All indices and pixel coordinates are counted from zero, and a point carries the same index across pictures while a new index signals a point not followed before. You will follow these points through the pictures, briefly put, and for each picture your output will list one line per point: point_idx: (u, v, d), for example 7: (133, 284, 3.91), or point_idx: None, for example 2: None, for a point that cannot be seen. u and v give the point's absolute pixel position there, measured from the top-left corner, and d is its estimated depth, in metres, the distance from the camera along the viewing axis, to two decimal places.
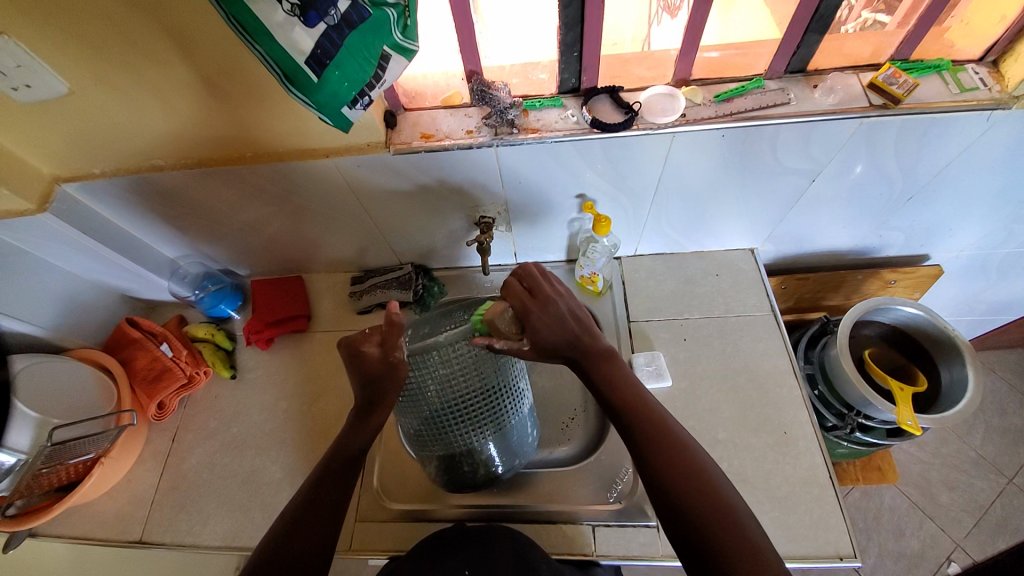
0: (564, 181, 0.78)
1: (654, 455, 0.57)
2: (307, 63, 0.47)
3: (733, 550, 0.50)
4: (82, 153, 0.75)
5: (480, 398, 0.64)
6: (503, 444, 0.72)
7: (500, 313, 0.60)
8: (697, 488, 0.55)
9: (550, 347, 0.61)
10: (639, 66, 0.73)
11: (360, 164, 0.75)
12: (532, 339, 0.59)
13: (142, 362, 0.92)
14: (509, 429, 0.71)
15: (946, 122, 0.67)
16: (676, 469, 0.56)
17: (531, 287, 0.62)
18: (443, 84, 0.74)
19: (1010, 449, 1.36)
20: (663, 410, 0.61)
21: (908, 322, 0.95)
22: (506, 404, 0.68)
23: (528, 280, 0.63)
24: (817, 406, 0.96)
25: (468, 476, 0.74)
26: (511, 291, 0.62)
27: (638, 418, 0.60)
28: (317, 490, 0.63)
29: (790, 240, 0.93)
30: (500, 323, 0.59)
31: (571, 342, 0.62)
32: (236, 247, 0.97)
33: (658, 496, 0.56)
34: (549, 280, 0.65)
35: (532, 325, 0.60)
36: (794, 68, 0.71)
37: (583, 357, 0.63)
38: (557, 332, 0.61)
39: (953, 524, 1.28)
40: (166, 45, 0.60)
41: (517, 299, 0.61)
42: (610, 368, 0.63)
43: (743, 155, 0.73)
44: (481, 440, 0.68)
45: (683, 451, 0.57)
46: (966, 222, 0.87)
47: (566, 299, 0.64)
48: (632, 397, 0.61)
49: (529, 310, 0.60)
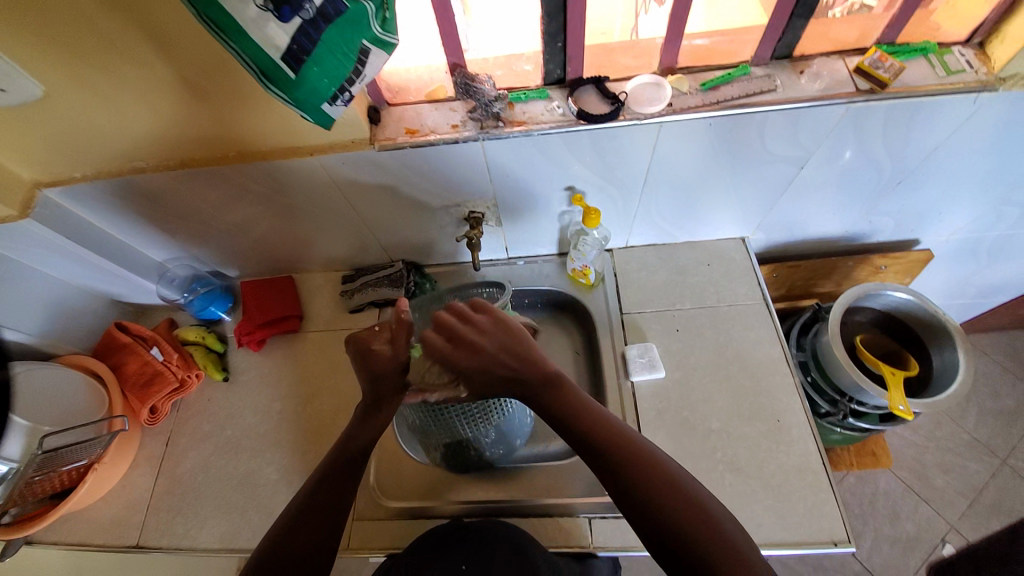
0: (552, 174, 0.77)
1: (630, 472, 0.56)
2: (283, 59, 0.46)
3: (717, 556, 0.51)
4: (62, 156, 0.73)
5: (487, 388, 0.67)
6: (510, 429, 0.75)
7: (427, 369, 0.65)
8: (678, 500, 0.54)
9: (487, 386, 0.60)
10: (625, 56, 0.72)
11: (346, 161, 0.74)
12: (465, 388, 0.61)
13: (133, 366, 0.91)
14: (514, 414, 0.74)
15: (932, 106, 0.67)
16: (654, 484, 0.55)
17: (451, 336, 0.60)
18: (426, 78, 0.73)
19: (1002, 431, 1.38)
20: (629, 428, 0.60)
21: (898, 308, 0.95)
22: (510, 390, 0.71)
23: (446, 329, 0.60)
24: (811, 393, 0.97)
25: (478, 461, 0.77)
26: (429, 347, 0.60)
27: (606, 441, 0.59)
28: (319, 490, 0.62)
29: (780, 228, 0.93)
30: (430, 377, 0.64)
31: (508, 380, 0.60)
32: (224, 249, 0.96)
33: (639, 513, 0.55)
34: (475, 315, 0.61)
35: (459, 377, 0.60)
36: (781, 53, 0.71)
37: (528, 387, 0.61)
38: (489, 374, 0.59)
39: (947, 506, 1.30)
40: (142, 46, 0.59)
41: (437, 354, 0.59)
42: (559, 399, 0.60)
43: (731, 143, 0.73)
44: (490, 427, 0.71)
45: (659, 465, 0.57)
46: (954, 206, 0.87)
47: (494, 334, 0.60)
48: (598, 422, 0.60)
49: (455, 363, 0.59)
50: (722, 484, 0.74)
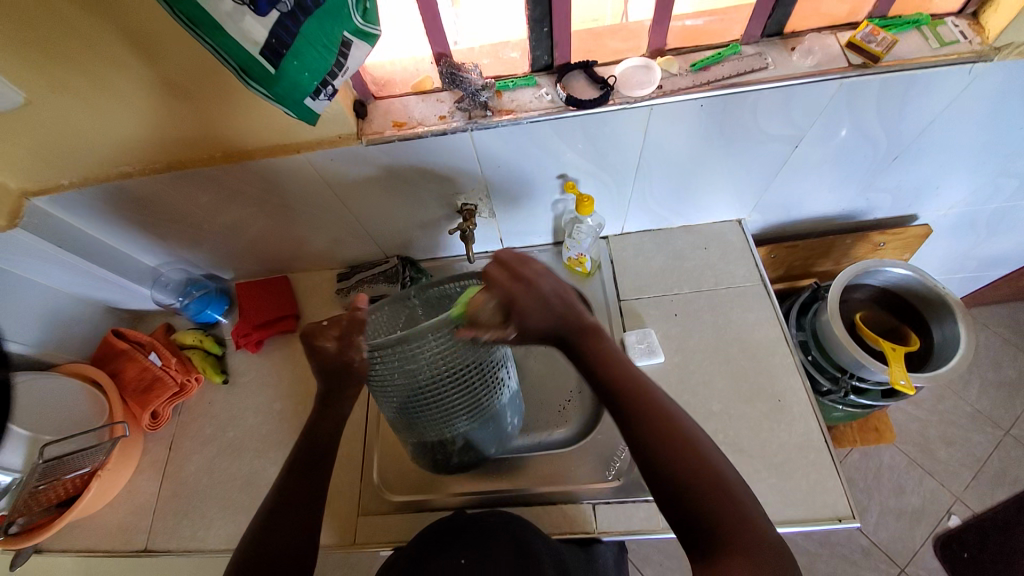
0: (543, 162, 0.77)
1: (648, 435, 0.55)
2: (262, 53, 0.45)
3: (724, 525, 0.51)
4: (48, 165, 0.73)
5: (462, 391, 0.62)
6: (483, 433, 0.72)
7: (483, 304, 0.56)
8: (693, 466, 0.53)
9: (538, 328, 0.59)
10: (613, 39, 0.71)
11: (334, 157, 0.73)
12: (518, 327, 0.58)
13: (132, 373, 0.90)
14: (488, 420, 0.71)
15: (928, 78, 0.66)
16: (668, 448, 0.54)
17: (512, 272, 0.60)
18: (412, 69, 0.72)
19: (1005, 402, 1.38)
20: (652, 383, 0.59)
21: (897, 283, 0.95)
22: (487, 397, 0.68)
23: (507, 267, 0.60)
24: (811, 371, 0.97)
25: (444, 458, 0.74)
26: (490, 280, 0.59)
27: (624, 397, 0.58)
28: (305, 486, 0.62)
29: (777, 209, 0.93)
30: (484, 314, 0.56)
31: (556, 324, 0.60)
32: (218, 252, 0.95)
33: (653, 478, 0.54)
34: (529, 261, 0.62)
35: (517, 315, 0.57)
36: (771, 31, 0.69)
37: (572, 334, 0.60)
38: (544, 314, 0.59)
39: (951, 478, 1.31)
40: (119, 47, 0.58)
41: (500, 288, 0.58)
42: (599, 344, 0.60)
43: (723, 124, 0.71)
44: (455, 429, 0.68)
45: (669, 423, 0.56)
46: (953, 178, 0.86)
47: (550, 278, 0.61)
48: (620, 377, 0.58)
49: (515, 297, 0.58)
50: None
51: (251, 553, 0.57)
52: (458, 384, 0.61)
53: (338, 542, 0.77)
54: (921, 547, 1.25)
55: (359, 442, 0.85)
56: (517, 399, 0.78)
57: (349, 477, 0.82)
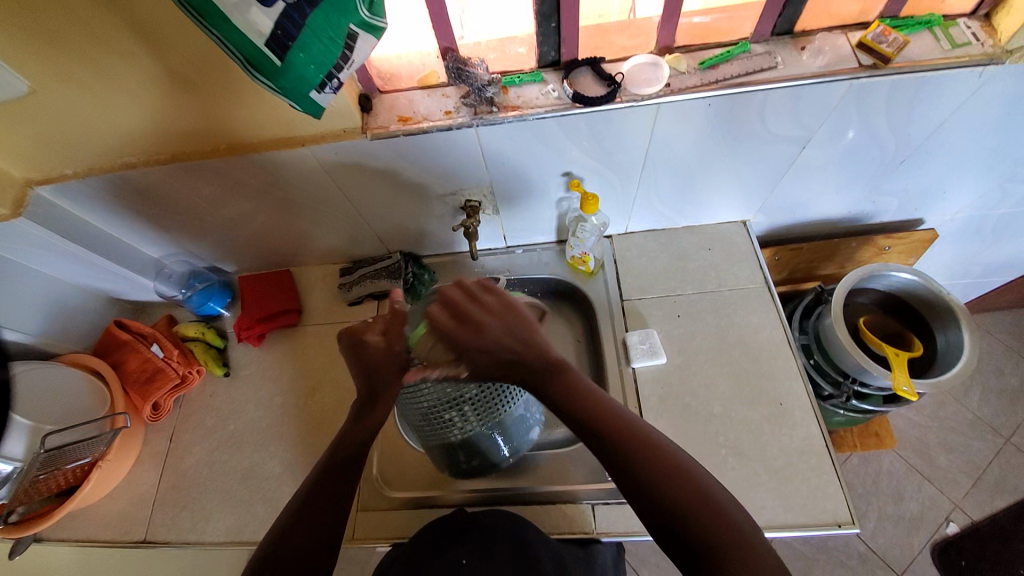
0: (549, 160, 0.76)
1: (635, 459, 0.55)
2: (267, 45, 0.44)
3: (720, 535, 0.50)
4: (53, 154, 0.73)
5: (425, 411, 0.67)
6: (456, 456, 0.72)
7: (428, 344, 0.63)
8: (682, 484, 0.53)
9: (488, 369, 0.61)
10: (621, 36, 0.70)
11: (339, 152, 0.73)
12: (466, 367, 0.61)
13: (133, 364, 0.90)
14: (439, 450, 0.72)
15: (937, 81, 0.65)
16: (653, 466, 0.55)
17: (459, 313, 0.61)
18: (418, 63, 0.71)
19: (1006, 409, 1.37)
20: (632, 416, 0.59)
21: (902, 288, 0.94)
22: (445, 428, 0.68)
23: (455, 307, 0.62)
24: (813, 375, 0.96)
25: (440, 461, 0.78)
26: (437, 321, 0.61)
27: (601, 425, 0.58)
28: (318, 485, 0.62)
29: (782, 211, 0.92)
30: (431, 350, 0.63)
31: (506, 365, 0.61)
32: (220, 244, 0.95)
33: (644, 499, 0.54)
34: (483, 297, 0.63)
35: (463, 355, 0.60)
36: (781, 30, 0.69)
37: (528, 375, 0.61)
38: (488, 359, 0.60)
39: (951, 485, 1.30)
40: (125, 37, 0.58)
41: (443, 329, 0.61)
42: (559, 382, 0.60)
43: (730, 125, 0.71)
44: (433, 445, 0.71)
45: (648, 445, 0.56)
46: (960, 183, 0.86)
47: (503, 316, 0.61)
48: (598, 405, 0.59)
49: (457, 339, 0.60)
50: (725, 467, 0.74)
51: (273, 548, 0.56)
52: (419, 401, 0.66)
53: None
54: (919, 554, 1.24)
55: None
56: (496, 441, 0.72)
57: None
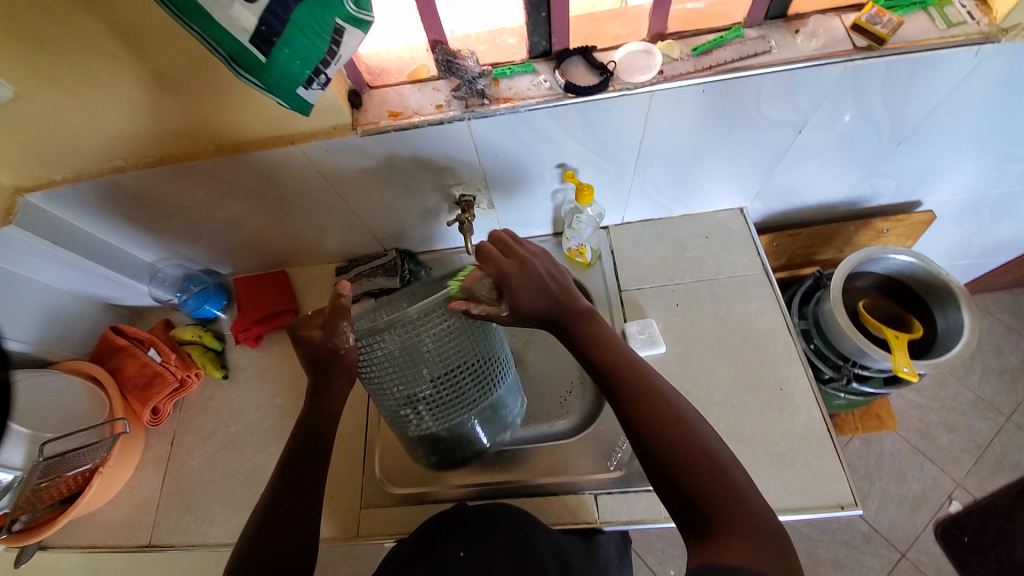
0: (543, 151, 0.75)
1: (652, 423, 0.54)
2: (252, 41, 0.43)
3: (721, 506, 0.49)
4: (38, 160, 0.71)
5: (382, 400, 0.64)
6: (413, 442, 0.72)
7: (477, 279, 0.59)
8: (697, 458, 0.51)
9: (526, 310, 0.60)
10: (612, 24, 0.70)
11: (329, 148, 0.72)
12: (511, 304, 0.58)
13: (131, 369, 0.90)
14: (401, 435, 0.72)
15: (934, 60, 0.65)
16: (670, 436, 0.53)
17: (507, 250, 0.61)
18: (407, 58, 0.71)
19: (1007, 388, 1.38)
20: (648, 368, 0.59)
21: (899, 270, 0.94)
22: (402, 420, 0.67)
23: (501, 245, 0.62)
24: (813, 359, 0.96)
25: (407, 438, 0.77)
26: (484, 259, 0.60)
27: (621, 382, 0.57)
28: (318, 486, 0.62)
29: (779, 196, 0.91)
30: (477, 289, 0.59)
31: (547, 303, 0.60)
32: (215, 246, 0.94)
33: (659, 472, 0.53)
34: (524, 243, 0.63)
35: (510, 291, 0.59)
36: (774, 13, 0.68)
37: (564, 317, 0.61)
38: (535, 296, 0.59)
39: (953, 464, 1.31)
40: (106, 38, 0.57)
41: (494, 265, 0.60)
42: (588, 327, 0.60)
43: (724, 111, 0.70)
44: (391, 427, 0.70)
45: (663, 408, 0.55)
46: (957, 165, 0.85)
47: (543, 258, 0.62)
48: (617, 356, 0.59)
49: (506, 273, 0.59)
50: None
51: (254, 547, 0.57)
52: (376, 391, 0.63)
53: (342, 535, 0.77)
54: (922, 533, 1.25)
55: (360, 437, 0.85)
56: (455, 433, 0.71)
57: (351, 471, 0.82)
